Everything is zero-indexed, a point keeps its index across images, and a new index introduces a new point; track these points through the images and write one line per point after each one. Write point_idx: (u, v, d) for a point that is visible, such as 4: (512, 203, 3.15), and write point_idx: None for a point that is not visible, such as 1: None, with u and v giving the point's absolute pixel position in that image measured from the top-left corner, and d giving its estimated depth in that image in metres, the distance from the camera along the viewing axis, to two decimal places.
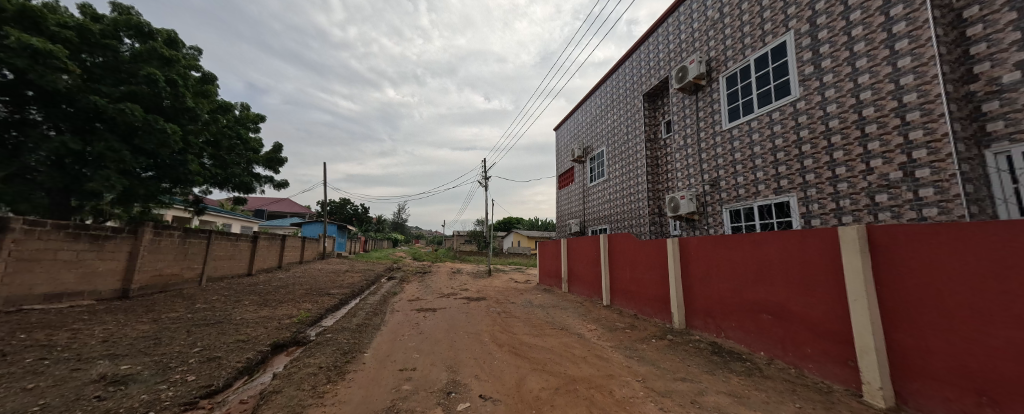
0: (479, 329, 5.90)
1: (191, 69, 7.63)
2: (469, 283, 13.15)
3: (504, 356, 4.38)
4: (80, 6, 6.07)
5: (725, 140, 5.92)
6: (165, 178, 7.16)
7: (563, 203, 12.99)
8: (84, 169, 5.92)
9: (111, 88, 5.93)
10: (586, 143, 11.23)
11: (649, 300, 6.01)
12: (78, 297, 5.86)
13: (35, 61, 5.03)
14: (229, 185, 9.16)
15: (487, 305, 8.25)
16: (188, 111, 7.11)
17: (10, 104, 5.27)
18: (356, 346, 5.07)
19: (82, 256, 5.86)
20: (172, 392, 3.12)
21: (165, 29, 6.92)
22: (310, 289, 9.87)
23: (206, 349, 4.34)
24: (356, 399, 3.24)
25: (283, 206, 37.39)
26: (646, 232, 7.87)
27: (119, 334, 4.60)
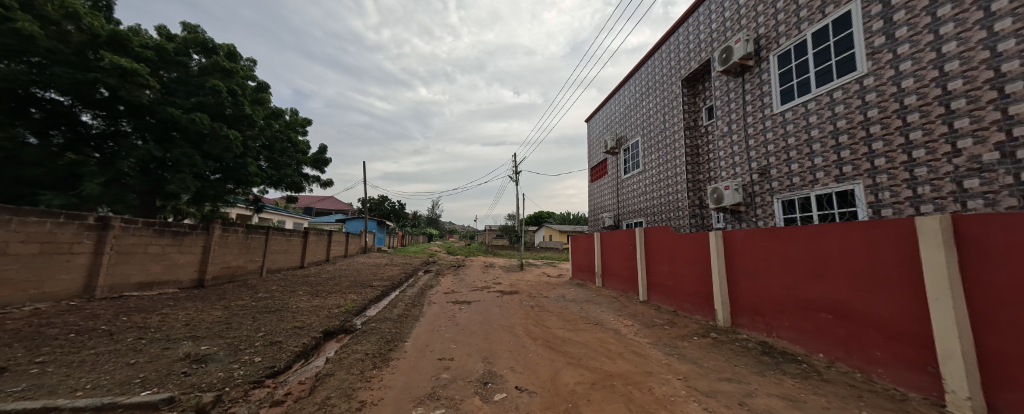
0: (513, 322, 5.97)
1: (248, 79, 8.35)
2: (502, 277, 13.34)
3: (539, 349, 4.41)
4: (158, 27, 6.88)
5: (777, 124, 5.45)
6: (230, 180, 7.95)
7: (595, 196, 12.69)
8: (165, 173, 6.73)
9: (183, 101, 6.65)
10: (619, 134, 10.84)
11: (689, 296, 5.74)
12: (164, 285, 6.71)
13: (122, 79, 5.77)
14: (283, 185, 9.96)
15: (520, 298, 8.32)
16: (246, 118, 7.80)
17: (107, 118, 6.15)
18: (398, 335, 5.35)
19: (165, 249, 6.69)
20: (243, 371, 3.50)
21: (226, 44, 7.62)
22: (354, 281, 10.54)
23: (268, 334, 4.80)
24: (399, 385, 3.43)
25: (329, 203, 40.10)
26: (686, 224, 7.48)
27: (197, 319, 5.21)
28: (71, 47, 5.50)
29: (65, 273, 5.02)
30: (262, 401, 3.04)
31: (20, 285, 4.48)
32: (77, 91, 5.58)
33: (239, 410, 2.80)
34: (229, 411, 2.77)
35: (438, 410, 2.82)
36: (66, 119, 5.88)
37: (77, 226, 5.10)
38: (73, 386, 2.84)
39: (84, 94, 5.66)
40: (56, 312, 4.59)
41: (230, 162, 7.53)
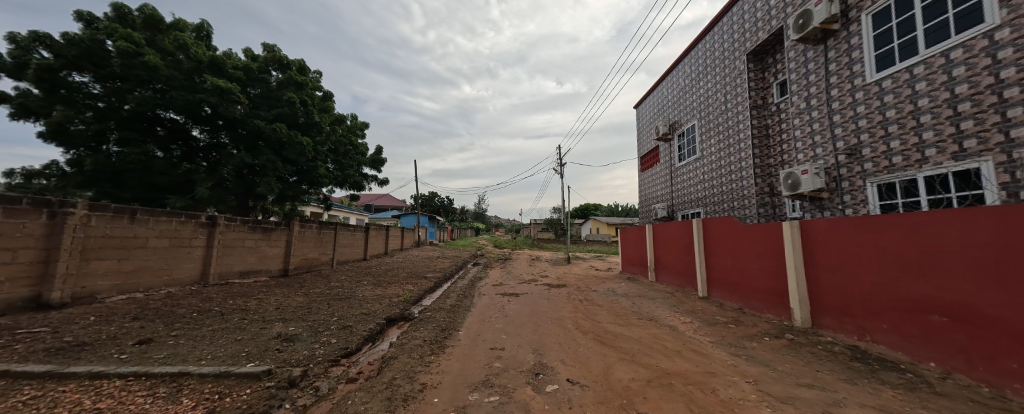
0: (562, 315, 5.96)
1: (316, 90, 9.24)
2: (549, 270, 13.34)
3: (590, 343, 4.35)
4: (244, 49, 7.93)
5: (870, 96, 4.66)
6: (305, 182, 8.94)
7: (646, 186, 12.03)
8: (255, 177, 7.78)
9: (267, 113, 7.59)
10: (672, 118, 10.09)
11: (757, 292, 5.23)
12: (258, 274, 7.80)
13: (220, 97, 6.76)
14: (347, 185, 10.94)
15: (568, 292, 8.24)
16: (316, 125, 8.64)
17: (210, 132, 7.32)
18: (451, 324, 5.64)
19: (258, 243, 7.75)
20: (322, 351, 3.96)
21: (297, 59, 8.48)
22: (410, 272, 11.28)
23: (339, 319, 5.36)
24: (455, 370, 3.63)
25: (386, 200, 43.23)
26: (753, 214, 6.79)
27: (284, 304, 5.98)
28: (183, 73, 6.65)
29: (187, 262, 6.07)
30: (340, 377, 3.42)
31: (158, 271, 5.53)
32: (188, 110, 6.70)
33: (321, 384, 3.19)
34: (314, 385, 3.16)
35: (492, 396, 2.94)
36: (181, 134, 7.18)
37: (194, 224, 6.13)
38: (199, 356, 3.45)
39: (194, 112, 6.80)
40: (182, 295, 5.59)
41: (304, 166, 8.43)
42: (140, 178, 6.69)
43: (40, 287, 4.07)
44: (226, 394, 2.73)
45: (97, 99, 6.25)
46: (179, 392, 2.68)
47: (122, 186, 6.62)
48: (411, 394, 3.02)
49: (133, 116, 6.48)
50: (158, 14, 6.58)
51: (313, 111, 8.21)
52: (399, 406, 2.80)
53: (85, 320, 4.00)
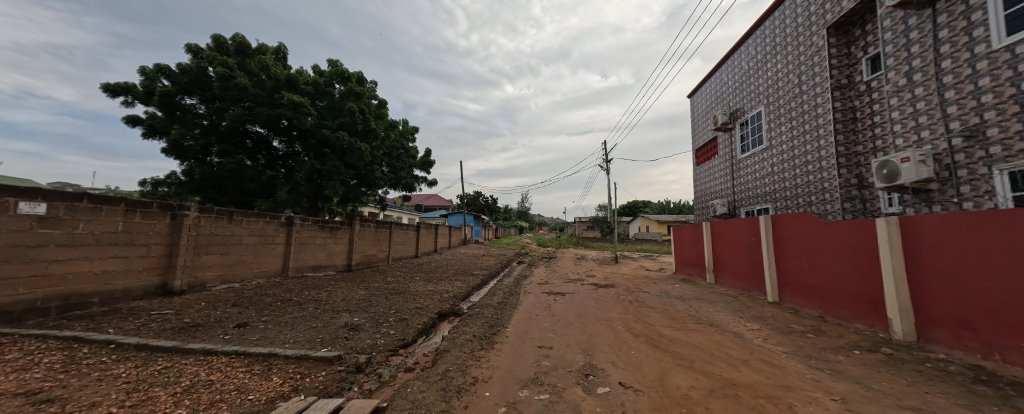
0: (610, 316, 5.75)
1: (372, 99, 9.97)
2: (595, 270, 12.96)
3: (642, 347, 4.15)
4: (313, 66, 8.82)
5: (999, 64, 3.83)
6: (364, 185, 9.70)
7: (703, 181, 11.15)
8: (323, 181, 8.61)
9: (332, 123, 8.34)
10: (733, 106, 9.21)
11: (844, 298, 4.59)
12: (326, 268, 8.65)
13: (294, 110, 7.61)
14: (400, 186, 11.65)
15: (617, 293, 7.94)
16: (373, 132, 9.27)
17: (286, 142, 8.27)
18: (499, 321, 5.74)
19: (326, 241, 8.59)
20: (383, 341, 4.28)
21: (356, 71, 9.23)
22: (459, 270, 11.71)
23: (396, 312, 5.74)
24: (505, 367, 3.69)
25: (434, 200, 45.38)
26: (837, 210, 5.96)
27: (349, 296, 6.56)
28: (266, 91, 7.58)
29: (271, 257, 6.92)
30: (399, 366, 3.67)
31: (251, 265, 6.39)
32: (270, 123, 7.66)
33: (383, 371, 3.45)
34: (377, 371, 3.44)
35: (542, 394, 2.94)
36: (264, 145, 8.23)
37: (275, 224, 6.96)
38: (283, 340, 3.93)
39: (274, 124, 7.75)
40: (268, 286, 6.38)
41: (363, 171, 9.13)
42: (234, 184, 7.84)
43: (166, 276, 4.92)
44: (305, 374, 3.08)
45: (202, 117, 7.46)
46: (270, 370, 3.08)
47: (222, 191, 7.89)
48: (464, 386, 3.13)
49: (229, 131, 7.57)
50: (246, 41, 7.62)
51: (370, 119, 8.84)
52: (454, 397, 2.92)
53: (198, 305, 4.76)
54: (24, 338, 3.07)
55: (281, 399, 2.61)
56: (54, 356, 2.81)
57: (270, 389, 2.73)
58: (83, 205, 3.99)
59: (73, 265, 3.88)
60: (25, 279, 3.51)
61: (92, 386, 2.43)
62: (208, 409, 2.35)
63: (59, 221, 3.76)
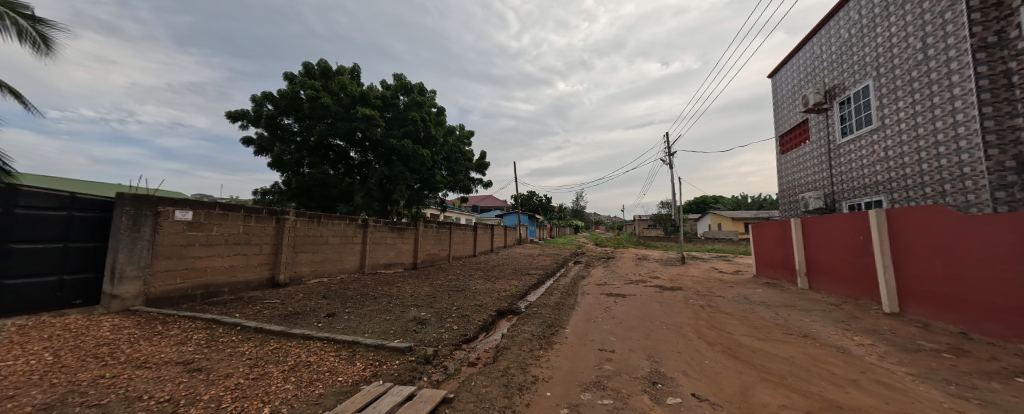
0: (679, 322, 5.32)
1: (432, 107, 10.60)
2: (659, 270, 12.12)
3: (720, 357, 3.76)
4: (381, 81, 9.69)
5: None
6: (427, 189, 10.34)
7: (790, 171, 9.75)
8: (391, 186, 9.39)
9: (397, 132, 9.06)
10: (829, 82, 7.90)
11: (998, 312, 3.65)
12: (395, 266, 9.42)
13: (366, 123, 8.45)
14: (458, 189, 12.18)
15: (685, 296, 7.33)
16: (433, 138, 9.85)
17: (361, 151, 9.20)
18: (557, 321, 5.67)
19: (395, 241, 9.34)
20: (447, 335, 4.52)
21: (418, 82, 9.90)
22: (515, 269, 11.89)
23: (459, 309, 6.02)
24: (565, 367, 3.65)
25: (489, 201, 46.74)
26: (986, 200, 4.75)
27: (415, 292, 7.06)
28: (344, 107, 8.55)
29: (351, 255, 7.76)
30: (462, 360, 3.86)
31: (335, 262, 7.24)
32: (347, 136, 8.61)
33: (449, 364, 3.65)
34: (443, 364, 3.65)
35: (605, 399, 2.84)
36: (344, 156, 9.26)
37: (354, 226, 7.77)
38: (363, 330, 4.38)
39: (351, 137, 8.69)
40: (349, 281, 7.18)
41: (425, 175, 9.75)
42: (321, 191, 8.99)
43: (273, 270, 5.81)
44: (382, 362, 3.39)
45: (296, 134, 8.71)
46: (354, 356, 3.46)
47: (312, 197, 9.11)
48: (525, 384, 3.17)
49: (317, 145, 8.69)
50: (328, 65, 8.67)
51: (430, 126, 9.39)
52: (515, 394, 2.97)
53: (297, 296, 5.54)
54: (181, 317, 3.88)
55: (363, 382, 2.91)
56: (200, 334, 3.51)
57: (354, 373, 3.06)
58: (216, 212, 4.87)
59: (210, 261, 4.79)
60: (180, 271, 4.44)
61: (227, 359, 2.99)
62: (308, 386, 2.72)
63: (201, 225, 4.64)
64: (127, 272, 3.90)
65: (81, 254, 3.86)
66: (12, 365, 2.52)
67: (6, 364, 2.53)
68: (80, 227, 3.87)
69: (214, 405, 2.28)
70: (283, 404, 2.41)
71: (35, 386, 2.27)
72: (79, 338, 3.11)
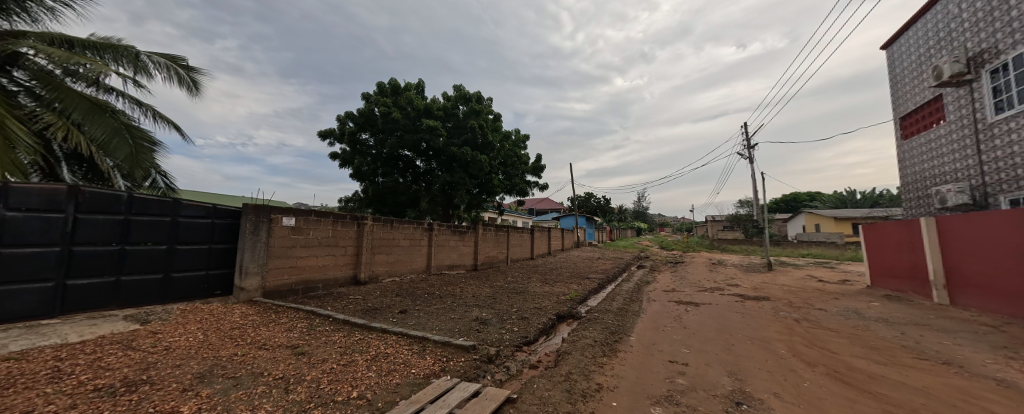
0: (767, 337, 4.67)
1: (489, 114, 10.98)
2: (738, 277, 10.82)
3: (824, 381, 3.21)
4: (442, 93, 10.33)
5: None
6: (485, 193, 10.69)
7: (914, 160, 8.00)
8: (452, 191, 9.91)
9: (457, 140, 9.54)
10: (972, 47, 6.31)
11: None
12: (457, 267, 9.90)
13: (430, 133, 9.08)
14: (515, 192, 12.35)
15: (773, 307, 6.43)
16: (490, 144, 10.17)
17: (426, 160, 9.90)
18: (621, 328, 5.41)
19: (457, 243, 9.82)
20: (508, 336, 4.60)
21: (476, 91, 10.35)
22: (574, 272, 11.65)
23: (518, 311, 6.09)
24: (631, 377, 3.46)
25: (546, 204, 46.71)
26: None
27: (477, 293, 7.34)
28: (411, 120, 9.32)
29: (419, 257, 8.34)
30: (524, 361, 3.89)
31: (406, 263, 7.85)
32: (414, 146, 9.34)
33: (511, 365, 3.71)
34: (505, 364, 3.72)
35: None
36: (411, 165, 10.04)
37: (421, 229, 8.36)
38: (431, 327, 4.69)
39: (417, 146, 9.42)
40: (418, 280, 7.75)
41: (483, 180, 10.11)
42: (392, 198, 9.86)
43: (356, 269, 6.53)
44: (449, 358, 3.58)
45: (372, 147, 9.71)
46: (425, 350, 3.72)
47: (386, 204, 10.04)
48: (589, 391, 3.07)
49: (388, 156, 9.57)
50: (398, 82, 9.52)
51: (487, 132, 9.73)
52: (580, 400, 2.90)
53: (375, 293, 6.13)
54: (287, 308, 4.57)
55: (433, 376, 3.10)
56: (303, 323, 4.10)
57: (425, 367, 3.28)
58: (312, 218, 5.64)
59: (308, 260, 5.56)
60: (287, 268, 5.23)
61: (323, 346, 3.44)
62: (388, 375, 2.98)
63: (302, 229, 5.42)
64: (250, 268, 4.75)
65: (221, 253, 4.78)
66: (178, 340, 3.22)
67: (174, 339, 3.24)
68: (221, 231, 4.79)
69: (315, 385, 2.64)
70: (368, 389, 2.69)
71: (193, 358, 2.87)
72: (220, 321, 3.86)
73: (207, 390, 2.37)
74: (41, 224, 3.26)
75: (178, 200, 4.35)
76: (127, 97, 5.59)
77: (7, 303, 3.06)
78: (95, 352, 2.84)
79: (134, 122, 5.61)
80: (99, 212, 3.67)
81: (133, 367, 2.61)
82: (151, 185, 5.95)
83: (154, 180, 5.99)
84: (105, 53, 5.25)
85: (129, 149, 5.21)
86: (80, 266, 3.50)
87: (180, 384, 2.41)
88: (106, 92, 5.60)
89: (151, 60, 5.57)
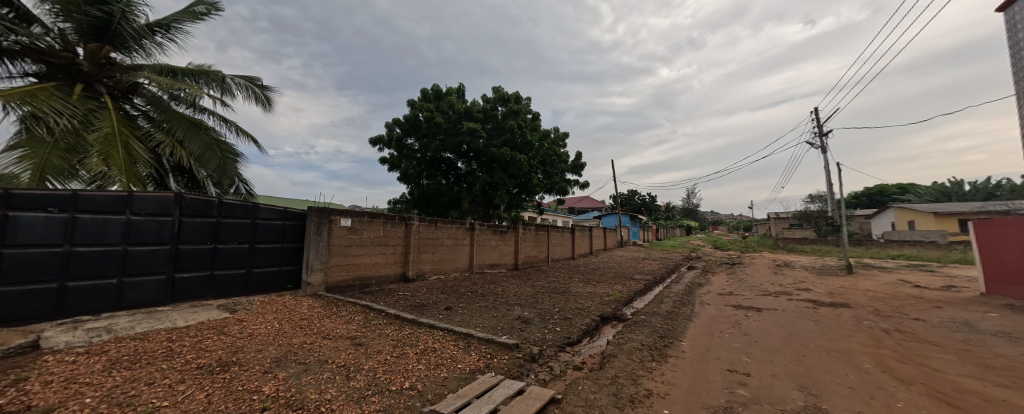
0: (847, 349, 4.12)
1: (528, 113, 10.99)
2: (809, 281, 9.69)
3: (924, 402, 2.75)
4: (482, 95, 10.52)
5: None
6: (525, 193, 10.73)
7: None
8: (492, 191, 10.06)
9: (497, 141, 9.68)
10: None
11: None
12: (499, 266, 10.04)
13: (471, 135, 9.33)
14: (555, 191, 12.21)
15: (854, 316, 5.66)
16: (529, 143, 10.15)
17: (467, 161, 10.17)
18: (671, 332, 5.11)
19: (498, 243, 9.97)
20: (551, 336, 4.57)
21: (514, 92, 10.41)
22: (618, 273, 11.25)
23: (560, 311, 6.02)
24: (684, 385, 3.26)
25: (587, 203, 45.73)
26: None
27: (519, 292, 7.39)
28: (453, 124, 9.66)
29: (462, 256, 8.59)
30: (567, 362, 3.84)
31: (450, 262, 8.13)
32: (455, 148, 9.67)
33: (554, 365, 3.68)
34: (549, 364, 3.70)
35: None
36: (453, 167, 10.38)
37: (463, 229, 8.61)
38: (475, 324, 4.81)
39: (458, 149, 9.73)
40: (461, 278, 7.99)
41: (523, 179, 10.13)
42: (436, 199, 10.29)
43: (404, 267, 6.90)
44: (493, 355, 3.64)
45: (417, 151, 10.21)
46: (469, 347, 3.83)
47: (430, 204, 10.51)
48: (638, 397, 2.95)
49: (432, 159, 9.99)
50: (440, 88, 9.92)
51: (526, 131, 9.73)
52: (628, 405, 2.79)
53: (422, 290, 6.43)
54: (346, 302, 4.97)
55: (479, 372, 3.17)
56: (359, 316, 4.43)
57: (470, 362, 3.37)
58: (366, 219, 6.06)
59: (363, 258, 5.98)
60: (345, 265, 5.68)
61: (378, 338, 3.69)
62: (436, 369, 3.11)
63: (357, 230, 5.85)
64: (314, 265, 5.23)
65: (292, 252, 5.31)
66: (259, 328, 3.65)
67: (256, 327, 3.68)
68: (291, 231, 5.31)
69: (372, 374, 2.84)
70: (418, 380, 2.83)
71: (271, 344, 3.23)
72: (292, 312, 4.31)
73: (282, 373, 2.65)
74: (156, 225, 3.88)
75: (257, 204, 4.90)
76: (216, 115, 6.44)
77: (133, 292, 3.69)
78: (197, 335, 3.32)
79: (222, 137, 6.44)
80: (198, 216, 4.27)
81: (225, 349, 3.01)
82: (236, 191, 6.77)
83: (238, 187, 6.81)
84: (199, 78, 6.09)
85: (218, 161, 6.02)
86: (183, 261, 4.10)
87: (262, 367, 2.73)
88: (200, 112, 6.49)
89: (233, 82, 6.34)
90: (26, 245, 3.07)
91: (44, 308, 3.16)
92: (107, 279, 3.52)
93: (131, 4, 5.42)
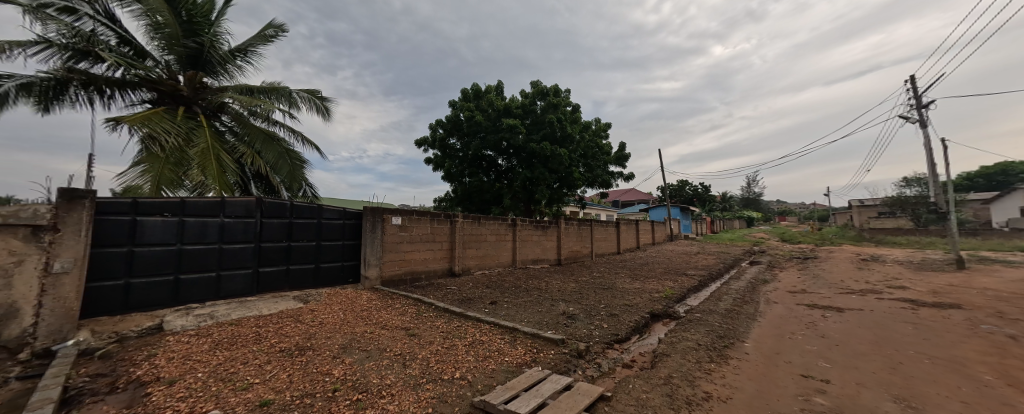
0: (959, 357, 3.50)
1: (567, 105, 10.77)
2: (904, 277, 8.37)
3: None
4: (521, 91, 10.51)
5: None
6: (566, 187, 10.55)
7: None
8: (532, 187, 10.05)
9: (536, 135, 9.64)
10: None
11: None
12: (542, 261, 10.04)
13: (510, 132, 9.42)
14: (597, 185, 11.85)
15: (966, 318, 4.78)
16: (569, 137, 9.96)
17: (507, 157, 10.28)
18: (732, 332, 4.72)
19: (540, 238, 9.96)
20: (597, 332, 4.47)
21: (553, 85, 10.27)
22: (669, 268, 10.65)
23: (607, 307, 5.86)
24: (750, 390, 3.00)
25: (633, 195, 43.82)
26: None
27: (563, 287, 7.33)
28: (493, 121, 9.81)
29: (505, 251, 8.71)
30: (616, 360, 3.73)
31: (493, 257, 8.29)
32: (495, 146, 9.83)
33: (602, 362, 3.60)
34: (597, 361, 3.63)
35: None
36: (494, 164, 10.54)
37: (506, 225, 8.71)
38: (520, 318, 4.86)
39: (498, 146, 9.88)
40: (504, 273, 8.13)
41: (564, 174, 9.97)
42: (479, 196, 10.56)
43: (451, 263, 7.18)
44: (539, 350, 3.66)
45: (459, 150, 10.53)
46: (515, 341, 3.88)
47: (473, 202, 10.81)
48: (695, 399, 2.78)
49: (474, 157, 10.24)
50: (479, 86, 10.11)
51: (566, 124, 9.56)
52: (684, 407, 2.65)
53: (467, 285, 6.64)
54: (400, 295, 5.30)
55: (526, 366, 3.21)
56: (412, 309, 4.70)
57: (518, 356, 3.43)
58: (415, 217, 6.38)
59: (413, 254, 6.33)
60: (397, 261, 6.06)
61: (429, 330, 3.88)
62: (485, 361, 3.21)
63: (407, 227, 6.20)
64: (371, 261, 5.65)
65: (351, 248, 5.77)
66: (328, 317, 4.04)
67: (325, 316, 4.07)
68: (350, 229, 5.76)
69: (426, 363, 3.00)
70: (468, 371, 2.94)
71: (337, 332, 3.55)
72: (354, 304, 4.69)
73: (349, 358, 2.91)
74: (243, 226, 4.45)
75: (321, 205, 5.39)
76: (286, 127, 7.17)
77: (228, 284, 4.27)
78: (278, 322, 3.76)
79: (291, 146, 7.18)
80: (275, 217, 4.81)
81: (301, 335, 3.38)
82: (303, 194, 7.48)
83: (305, 190, 7.52)
84: (271, 94, 6.82)
85: (288, 168, 6.72)
86: (265, 257, 4.66)
87: (332, 351, 3.03)
88: (273, 125, 7.27)
89: (298, 96, 7.01)
90: (150, 244, 3.69)
91: (165, 297, 3.77)
92: (209, 273, 4.12)
93: (218, 35, 6.31)
